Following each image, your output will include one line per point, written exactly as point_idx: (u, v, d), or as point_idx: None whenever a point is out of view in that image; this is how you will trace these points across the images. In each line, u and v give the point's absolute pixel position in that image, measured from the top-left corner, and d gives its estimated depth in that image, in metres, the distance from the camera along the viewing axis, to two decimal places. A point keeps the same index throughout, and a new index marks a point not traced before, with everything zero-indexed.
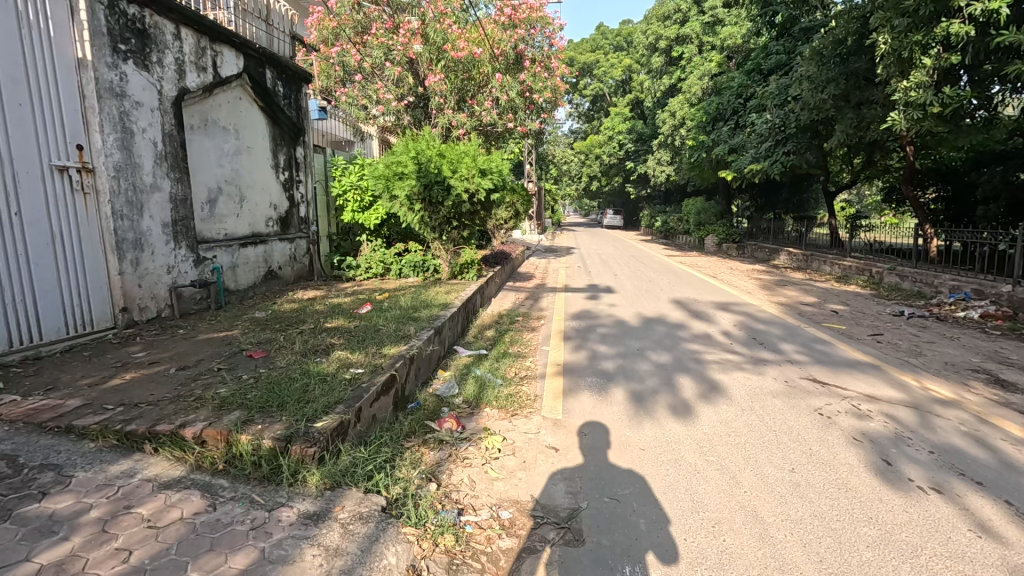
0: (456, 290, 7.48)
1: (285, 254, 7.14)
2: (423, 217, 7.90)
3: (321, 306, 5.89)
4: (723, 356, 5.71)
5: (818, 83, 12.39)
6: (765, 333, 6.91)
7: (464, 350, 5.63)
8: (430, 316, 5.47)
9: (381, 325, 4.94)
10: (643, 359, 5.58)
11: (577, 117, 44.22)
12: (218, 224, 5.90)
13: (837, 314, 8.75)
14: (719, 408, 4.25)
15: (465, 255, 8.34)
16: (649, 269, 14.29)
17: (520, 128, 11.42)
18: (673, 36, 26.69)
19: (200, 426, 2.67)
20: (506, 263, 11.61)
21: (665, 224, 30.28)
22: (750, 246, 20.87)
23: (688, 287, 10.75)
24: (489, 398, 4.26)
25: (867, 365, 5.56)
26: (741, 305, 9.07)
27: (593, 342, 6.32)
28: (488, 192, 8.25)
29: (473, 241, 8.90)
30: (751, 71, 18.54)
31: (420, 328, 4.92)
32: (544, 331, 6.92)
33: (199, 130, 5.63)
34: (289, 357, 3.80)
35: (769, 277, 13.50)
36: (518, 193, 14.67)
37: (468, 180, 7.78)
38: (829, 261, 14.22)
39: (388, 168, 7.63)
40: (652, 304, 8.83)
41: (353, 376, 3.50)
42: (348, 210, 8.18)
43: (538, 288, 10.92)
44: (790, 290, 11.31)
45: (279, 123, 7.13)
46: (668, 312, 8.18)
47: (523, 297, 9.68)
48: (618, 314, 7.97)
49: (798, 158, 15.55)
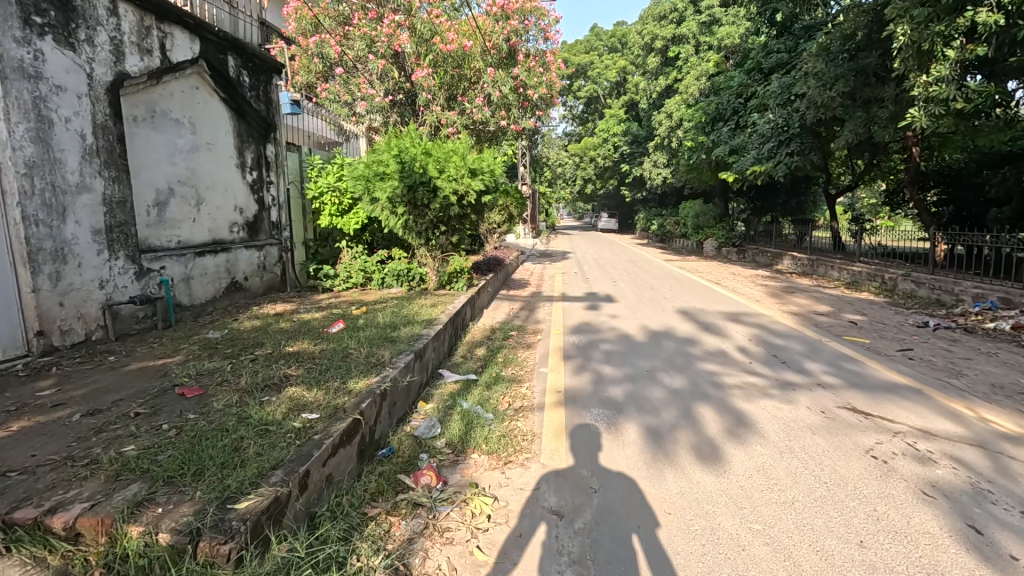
0: (444, 302, 6.76)
1: (252, 264, 6.39)
2: (407, 222, 7.18)
3: (287, 324, 5.16)
4: (745, 380, 5.03)
5: (825, 79, 11.81)
6: (785, 350, 6.25)
7: (451, 374, 4.91)
8: (410, 336, 4.76)
9: (351, 349, 4.22)
10: (655, 384, 4.89)
11: (571, 119, 43.69)
12: (169, 231, 5.17)
13: (855, 325, 8.12)
14: (753, 450, 3.56)
15: (455, 263, 7.63)
16: (649, 275, 13.64)
17: (513, 127, 10.76)
18: (669, 36, 26.16)
19: (75, 511, 1.95)
20: (500, 270, 10.90)
21: (661, 228, 29.75)
22: (750, 250, 20.30)
23: (693, 295, 10.10)
24: (477, 439, 3.55)
25: (908, 388, 4.90)
26: (752, 316, 8.41)
27: (595, 362, 5.62)
28: (479, 194, 7.56)
29: (462, 247, 8.18)
30: (750, 71, 17.99)
31: (398, 352, 4.20)
32: (540, 349, 6.22)
33: (145, 123, 4.90)
34: (227, 397, 3.07)
35: (776, 283, 12.90)
36: (511, 195, 13.99)
37: (457, 181, 7.08)
38: (836, 266, 13.64)
39: (369, 167, 6.91)
40: (656, 315, 8.16)
41: (305, 424, 2.77)
42: (325, 215, 7.43)
43: (534, 296, 10.23)
44: (800, 298, 10.69)
45: (245, 118, 6.40)
46: (675, 324, 7.51)
47: (517, 308, 8.98)
48: (621, 327, 7.28)
49: (802, 159, 15.01)
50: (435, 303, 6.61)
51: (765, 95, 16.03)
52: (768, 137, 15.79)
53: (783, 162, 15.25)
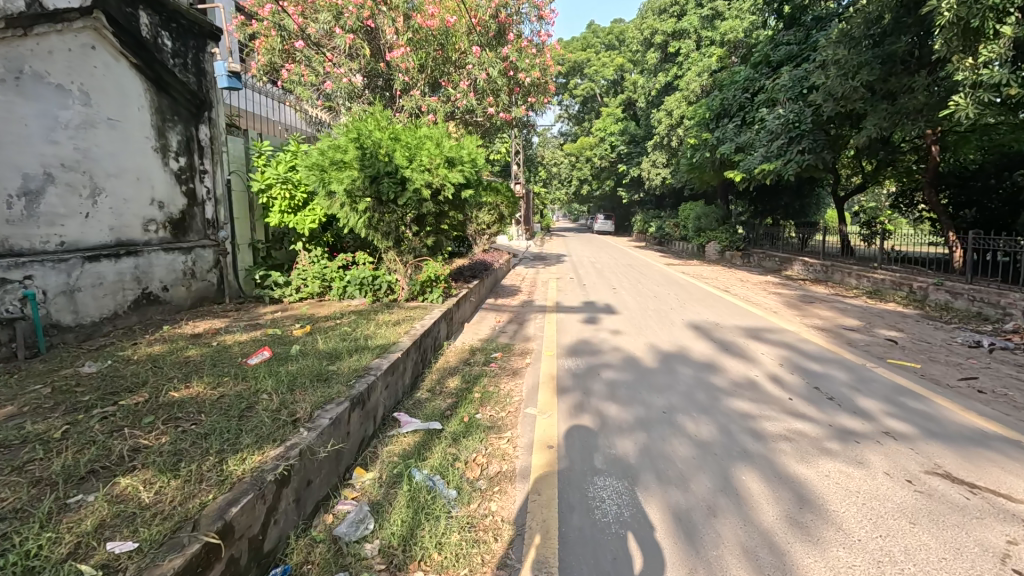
0: (414, 317, 5.59)
1: (175, 271, 5.20)
2: (371, 220, 6.02)
3: (198, 352, 3.97)
4: (792, 427, 3.88)
5: (846, 69, 10.75)
6: (827, 380, 5.11)
7: (408, 421, 3.73)
8: (353, 371, 3.59)
9: (263, 394, 3.05)
10: (677, 435, 3.72)
11: (567, 119, 42.66)
12: (43, 229, 3.98)
13: (896, 343, 6.99)
14: (834, 557, 2.41)
15: (429, 270, 6.44)
16: (650, 281, 12.54)
17: (502, 115, 9.63)
18: (669, 31, 25.08)
19: None
20: (486, 276, 9.73)
21: (660, 230, 28.70)
22: (756, 254, 19.24)
23: (704, 306, 8.97)
24: (425, 544, 2.39)
25: (1006, 440, 3.76)
26: (774, 333, 7.28)
27: (596, 399, 4.45)
28: (459, 188, 6.43)
29: (439, 250, 6.99)
30: (757, 65, 16.98)
31: (327, 400, 3.02)
32: (529, 378, 5.05)
33: (4, 86, 3.73)
34: (7, 499, 1.89)
35: (790, 291, 11.82)
36: (501, 194, 12.85)
37: (431, 171, 5.93)
38: (854, 273, 12.55)
39: (324, 154, 5.72)
40: (664, 332, 6.99)
41: (103, 569, 1.60)
42: (274, 211, 6.22)
43: (524, 306, 9.06)
44: (821, 309, 9.57)
45: (168, 90, 5.22)
46: (688, 344, 6.36)
47: (504, 321, 7.82)
48: (626, 348, 6.14)
49: (815, 157, 13.94)
50: (401, 319, 5.42)
51: (775, 89, 14.98)
52: (777, 134, 14.76)
53: (794, 161, 14.19)
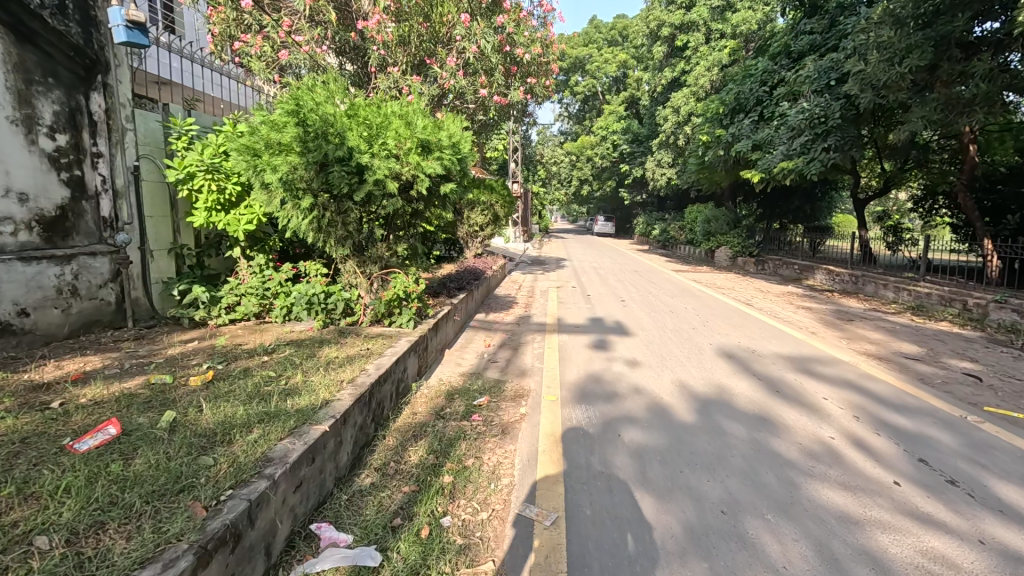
0: (374, 351, 4.18)
1: (41, 289, 3.80)
2: (321, 220, 4.64)
3: (15, 423, 2.56)
4: (927, 549, 2.53)
5: (890, 53, 9.48)
6: (929, 445, 3.76)
7: (330, 544, 2.34)
8: (230, 472, 2.17)
9: (33, 544, 1.66)
10: (757, 569, 2.36)
11: (567, 117, 41.36)
12: None
13: (981, 381, 5.62)
14: None
15: (396, 284, 5.01)
16: (661, 291, 11.20)
17: (496, 99, 8.41)
18: (677, 23, 23.59)
19: None
20: (476, 286, 8.32)
21: (664, 233, 27.28)
22: (769, 261, 17.91)
23: (731, 327, 7.62)
24: None
25: None
26: (828, 364, 5.90)
27: (620, 486, 3.08)
28: (437, 180, 5.05)
29: (413, 259, 5.60)
30: (776, 57, 15.67)
31: (148, 557, 1.63)
32: (524, 442, 3.68)
33: None
34: None
35: (819, 306, 10.50)
36: (496, 191, 12.07)
37: (400, 159, 4.56)
38: (889, 285, 11.22)
39: (257, 133, 4.30)
40: (693, 365, 5.60)
41: None
42: (198, 208, 4.83)
43: (519, 324, 7.67)
44: (865, 329, 8.23)
45: (37, 43, 3.83)
46: (727, 384, 4.99)
47: (494, 345, 6.41)
48: (649, 389, 4.77)
49: (842, 155, 12.63)
50: (352, 356, 4.01)
51: (798, 80, 13.66)
52: (800, 130, 13.42)
53: (819, 159, 12.82)
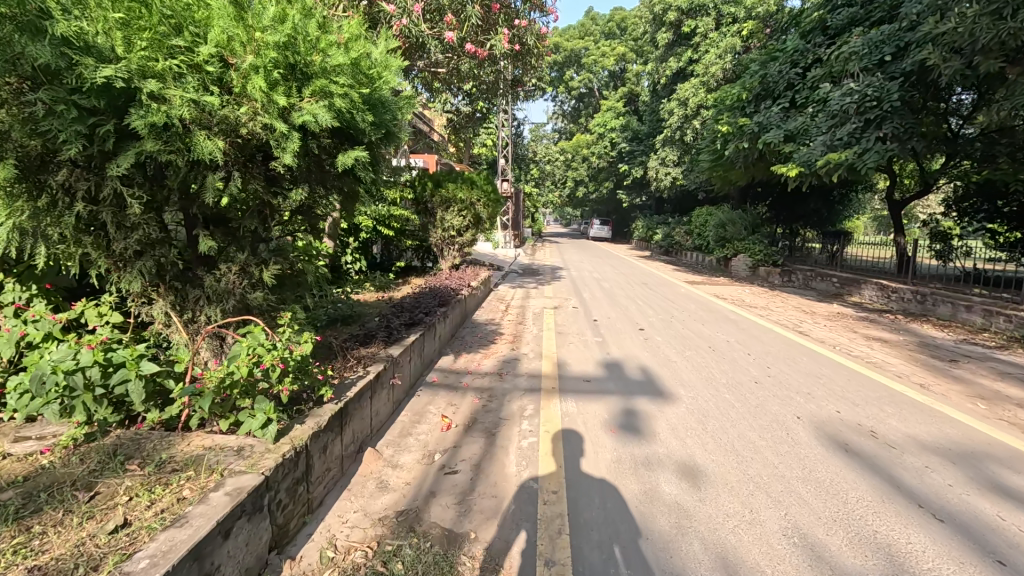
0: (122, 547, 1.69)
1: None
2: (56, 219, 2.14)
3: None
4: None
5: (999, 4, 7.26)
6: None
7: None
8: None
9: None
10: None
11: (560, 115, 38.92)
12: None
13: None
14: None
15: (237, 352, 2.48)
16: (684, 315, 8.83)
17: (468, 48, 6.38)
18: (685, 6, 21.21)
19: None
20: (442, 317, 5.87)
21: (669, 238, 24.92)
22: (795, 271, 15.60)
23: (811, 383, 5.23)
24: None
25: None
26: (1016, 466, 3.52)
27: None
28: (332, 148, 2.62)
29: (294, 293, 3.10)
30: (808, 34, 13.36)
31: None
32: None
33: None
34: None
35: (890, 334, 8.16)
36: (477, 185, 9.78)
37: (229, 86, 2.15)
38: (970, 307, 8.93)
39: None
40: (799, 479, 3.20)
41: None
42: None
43: (500, 377, 5.18)
44: (988, 379, 5.84)
45: None
46: (891, 542, 2.60)
47: (456, 428, 3.92)
48: (751, 568, 2.37)
49: (900, 147, 10.35)
50: None
51: (841, 58, 11.41)
52: (845, 117, 11.15)
53: (873, 150, 10.48)
